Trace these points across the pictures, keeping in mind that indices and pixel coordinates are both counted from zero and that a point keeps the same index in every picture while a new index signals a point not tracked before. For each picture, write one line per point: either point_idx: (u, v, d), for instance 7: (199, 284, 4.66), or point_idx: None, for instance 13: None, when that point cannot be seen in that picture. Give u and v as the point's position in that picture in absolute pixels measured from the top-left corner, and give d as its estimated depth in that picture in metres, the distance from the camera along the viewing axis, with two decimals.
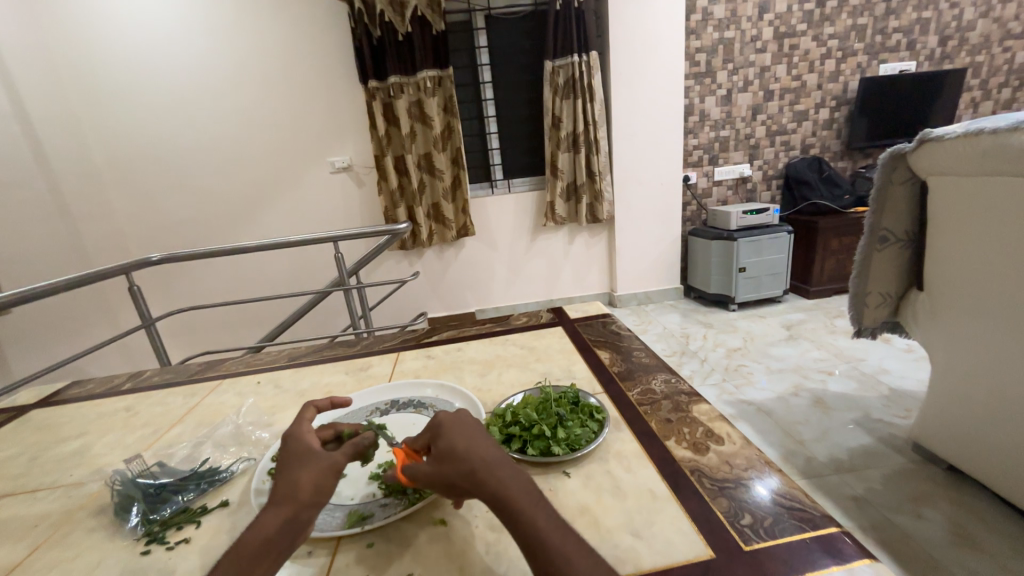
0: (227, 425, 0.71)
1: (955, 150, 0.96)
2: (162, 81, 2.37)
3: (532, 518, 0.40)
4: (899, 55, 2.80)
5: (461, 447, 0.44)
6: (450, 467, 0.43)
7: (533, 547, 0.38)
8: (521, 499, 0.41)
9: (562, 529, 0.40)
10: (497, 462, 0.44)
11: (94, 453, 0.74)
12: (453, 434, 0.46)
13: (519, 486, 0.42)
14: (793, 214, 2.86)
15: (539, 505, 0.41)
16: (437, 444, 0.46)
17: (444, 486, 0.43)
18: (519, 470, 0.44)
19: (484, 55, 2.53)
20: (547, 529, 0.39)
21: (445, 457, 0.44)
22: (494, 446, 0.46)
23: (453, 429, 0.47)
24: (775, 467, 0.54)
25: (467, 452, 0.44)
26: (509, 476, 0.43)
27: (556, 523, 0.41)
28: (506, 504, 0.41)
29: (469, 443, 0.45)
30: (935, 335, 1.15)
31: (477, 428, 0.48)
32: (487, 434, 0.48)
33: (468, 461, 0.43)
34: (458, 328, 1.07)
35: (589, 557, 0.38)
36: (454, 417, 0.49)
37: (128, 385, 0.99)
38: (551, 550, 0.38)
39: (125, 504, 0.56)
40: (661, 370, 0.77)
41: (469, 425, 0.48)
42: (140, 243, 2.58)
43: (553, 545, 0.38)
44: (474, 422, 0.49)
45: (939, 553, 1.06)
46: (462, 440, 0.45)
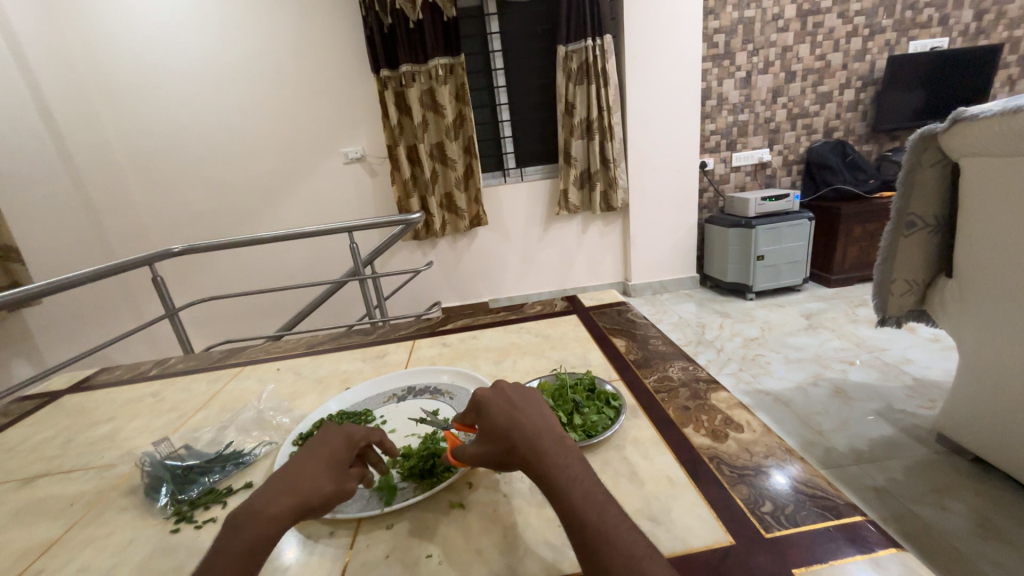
0: (250, 410, 0.73)
1: (991, 131, 0.91)
2: (178, 74, 2.40)
3: (568, 493, 0.40)
4: (930, 32, 2.67)
5: (500, 425, 0.45)
6: (494, 444, 0.45)
7: (571, 520, 0.39)
8: (561, 473, 0.41)
9: (602, 503, 0.40)
10: (537, 436, 0.44)
11: (124, 436, 0.76)
12: (493, 410, 0.47)
13: (556, 460, 0.42)
14: (814, 200, 2.78)
15: (576, 479, 0.41)
16: (480, 422, 0.48)
17: (492, 463, 0.46)
18: (561, 441, 0.44)
19: (496, 42, 2.49)
20: (582, 504, 0.39)
21: (488, 435, 0.46)
22: (538, 418, 0.46)
23: (492, 405, 0.47)
24: (797, 455, 0.53)
25: (506, 430, 0.45)
26: (548, 449, 0.43)
27: (595, 496, 0.40)
28: (544, 479, 0.41)
29: (508, 420, 0.45)
30: (963, 324, 1.11)
31: (519, 399, 0.48)
32: (530, 405, 0.48)
33: (507, 439, 0.44)
34: (471, 316, 1.08)
35: (628, 533, 0.38)
36: (493, 392, 0.49)
37: (155, 372, 1.02)
38: (587, 526, 0.38)
39: (153, 485, 0.58)
40: (678, 357, 0.77)
41: (510, 398, 0.48)
42: (161, 235, 2.64)
43: (590, 521, 0.38)
44: (520, 392, 0.50)
45: (963, 545, 1.04)
46: (501, 417, 0.46)
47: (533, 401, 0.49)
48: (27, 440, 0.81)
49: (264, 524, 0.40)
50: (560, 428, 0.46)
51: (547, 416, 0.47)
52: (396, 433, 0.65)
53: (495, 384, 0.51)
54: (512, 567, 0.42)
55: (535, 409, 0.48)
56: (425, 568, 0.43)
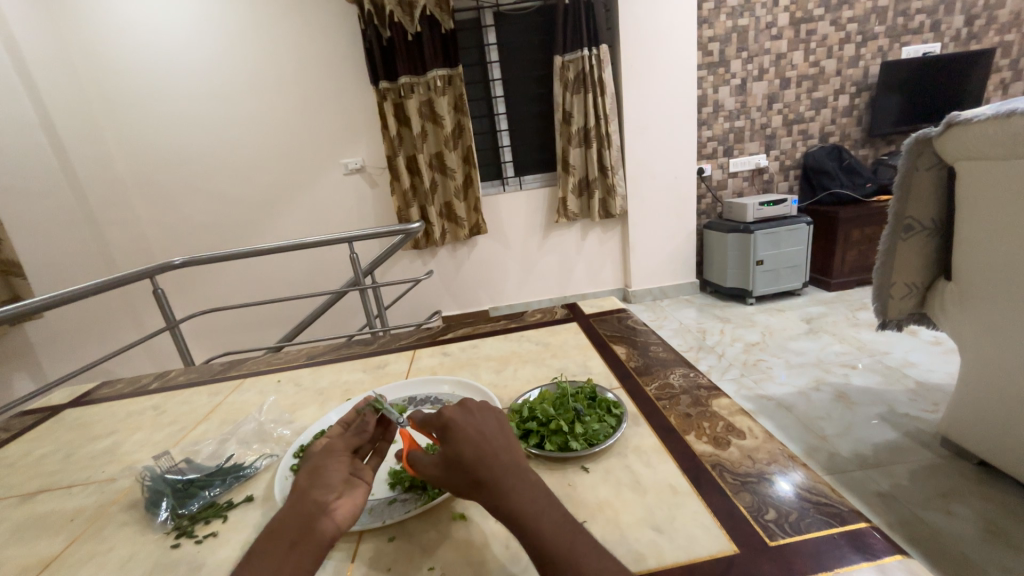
0: (250, 422, 0.73)
1: (984, 135, 0.91)
2: (179, 88, 2.43)
3: (538, 529, 0.40)
4: (922, 37, 2.71)
5: (467, 456, 0.43)
6: (459, 475, 0.43)
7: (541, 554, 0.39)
8: (527, 508, 0.41)
9: (571, 532, 0.40)
10: (503, 470, 0.43)
11: (124, 450, 0.76)
12: (463, 437, 0.45)
13: (525, 496, 0.41)
14: (812, 204, 2.79)
15: (545, 513, 0.41)
16: (444, 447, 0.45)
17: (453, 490, 0.44)
18: (529, 475, 0.43)
19: (494, 53, 2.52)
20: (552, 539, 0.39)
21: (453, 463, 0.44)
22: (506, 450, 0.45)
23: (459, 430, 0.45)
24: (800, 462, 0.53)
25: (474, 461, 0.43)
26: (512, 484, 0.42)
27: (565, 523, 0.41)
28: (512, 515, 0.41)
29: (474, 450, 0.43)
30: (965, 327, 1.10)
31: (486, 426, 0.46)
32: (496, 433, 0.46)
33: (475, 471, 0.42)
34: (471, 325, 1.08)
35: (597, 560, 0.38)
36: (461, 416, 0.46)
37: (156, 385, 1.02)
38: (557, 562, 0.38)
39: (155, 499, 0.58)
40: (679, 364, 0.76)
41: (478, 426, 0.46)
42: (162, 247, 2.65)
43: (559, 554, 0.38)
44: (489, 420, 0.48)
45: (971, 550, 1.03)
46: (468, 447, 0.44)
47: (498, 426, 0.47)
48: (27, 456, 0.81)
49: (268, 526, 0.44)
50: (525, 459, 0.45)
51: (513, 446, 0.46)
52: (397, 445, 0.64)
53: (462, 407, 0.48)
54: None
55: (502, 438, 0.46)
56: None
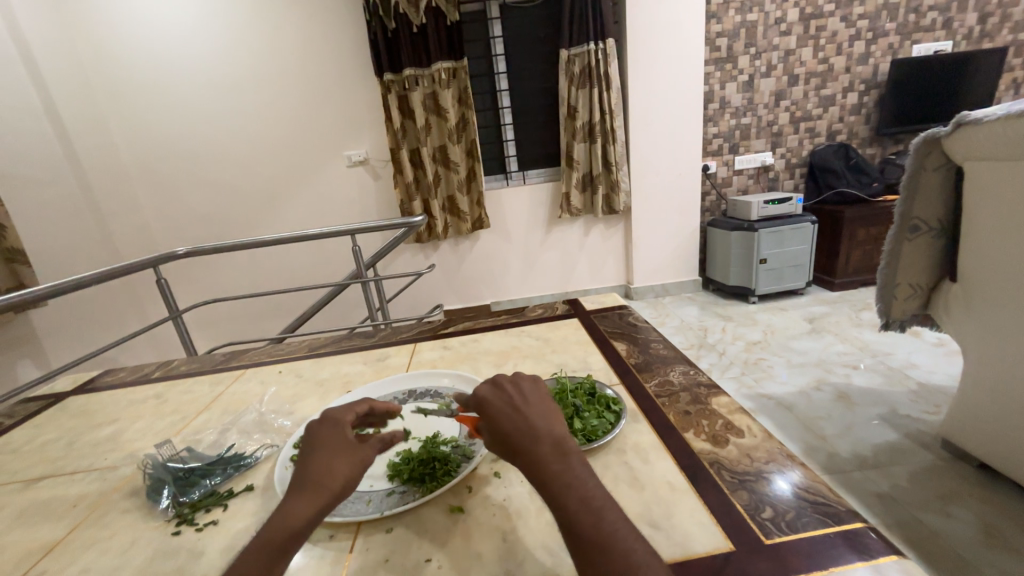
0: (251, 413, 0.73)
1: (993, 135, 0.90)
2: (185, 78, 2.43)
3: (563, 499, 0.40)
4: (934, 35, 2.67)
5: (501, 430, 0.46)
6: (499, 448, 0.46)
7: (566, 523, 0.38)
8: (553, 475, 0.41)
9: (598, 506, 0.39)
10: (532, 443, 0.43)
11: (127, 438, 0.77)
12: (494, 409, 0.47)
13: (552, 468, 0.42)
14: (817, 203, 2.77)
15: (573, 483, 0.40)
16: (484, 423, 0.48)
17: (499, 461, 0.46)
18: (559, 445, 0.44)
19: (499, 45, 2.50)
20: (576, 510, 0.39)
21: (493, 438, 0.47)
22: (537, 420, 0.46)
23: (494, 408, 0.48)
24: (798, 461, 0.53)
25: (507, 434, 0.45)
26: (542, 459, 0.42)
27: (594, 500, 0.39)
28: (541, 484, 0.41)
29: (506, 424, 0.46)
30: (969, 329, 1.10)
31: (522, 401, 0.48)
32: (533, 407, 0.47)
33: (508, 443, 0.45)
34: (472, 319, 1.08)
35: (625, 536, 0.37)
36: (496, 394, 0.49)
37: (159, 373, 1.03)
38: (581, 531, 0.37)
39: (156, 487, 0.59)
40: (679, 361, 0.76)
41: (510, 399, 0.48)
42: (166, 238, 2.66)
43: (582, 523, 0.38)
44: (524, 393, 0.49)
45: (969, 553, 1.03)
46: (503, 421, 0.46)
47: (538, 402, 0.48)
48: (31, 441, 0.82)
49: (287, 521, 0.43)
50: (564, 433, 0.45)
51: (552, 420, 0.46)
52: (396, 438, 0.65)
53: (497, 382, 0.51)
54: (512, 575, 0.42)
55: (540, 411, 0.47)
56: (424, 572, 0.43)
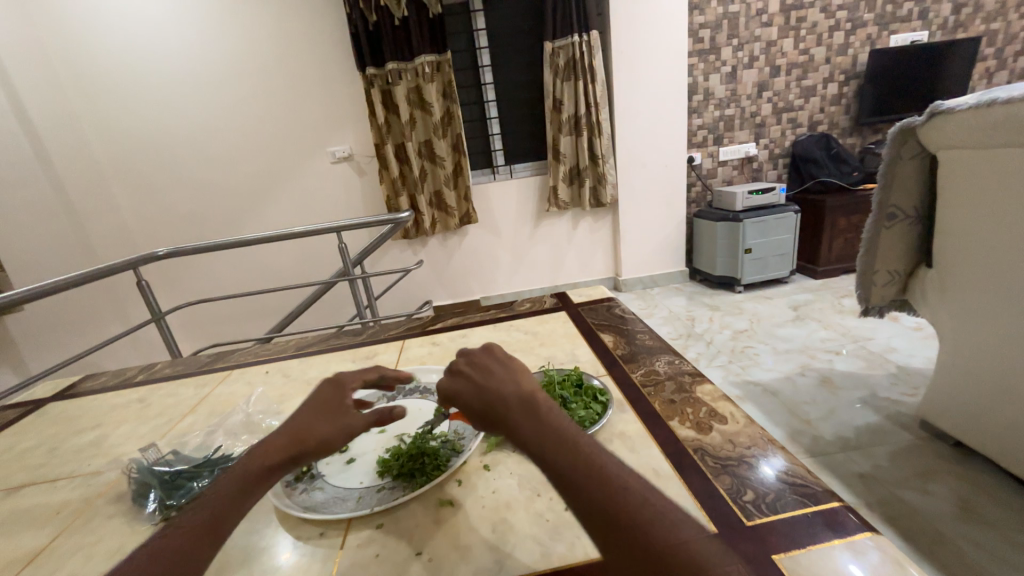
0: (237, 414, 0.73)
1: (965, 124, 0.93)
2: (160, 74, 2.37)
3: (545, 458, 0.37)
4: (911, 25, 2.72)
5: (473, 409, 0.44)
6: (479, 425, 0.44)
7: (559, 481, 0.36)
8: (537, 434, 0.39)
9: (578, 454, 0.36)
10: (503, 411, 0.42)
11: (111, 443, 0.75)
12: (459, 395, 0.46)
13: (525, 431, 0.39)
14: (800, 193, 2.81)
15: (549, 440, 0.38)
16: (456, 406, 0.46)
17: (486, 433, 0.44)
18: (525, 402, 0.42)
19: (483, 38, 2.48)
20: (560, 466, 0.36)
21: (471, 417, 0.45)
22: (506, 386, 0.44)
23: (458, 391, 0.46)
24: (778, 445, 0.54)
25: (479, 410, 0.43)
26: (515, 422, 0.40)
27: (573, 449, 0.37)
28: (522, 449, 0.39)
29: (475, 402, 0.44)
30: (944, 313, 1.13)
31: (483, 374, 0.46)
32: (493, 377, 0.46)
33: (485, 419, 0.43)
34: (461, 314, 1.08)
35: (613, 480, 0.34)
36: (456, 377, 0.47)
37: (142, 377, 1.01)
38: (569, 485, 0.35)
39: (142, 491, 0.58)
40: (664, 351, 0.78)
41: (470, 377, 0.47)
42: (146, 239, 2.60)
43: (567, 476, 0.35)
44: (486, 363, 0.48)
45: (945, 528, 1.07)
46: (471, 400, 0.45)
47: (497, 369, 0.46)
48: (10, 450, 0.80)
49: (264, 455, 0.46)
50: (529, 390, 0.43)
51: (515, 382, 0.44)
52: (386, 433, 0.64)
53: (453, 363, 0.49)
54: (501, 566, 0.42)
55: (501, 378, 0.45)
56: (414, 567, 0.44)
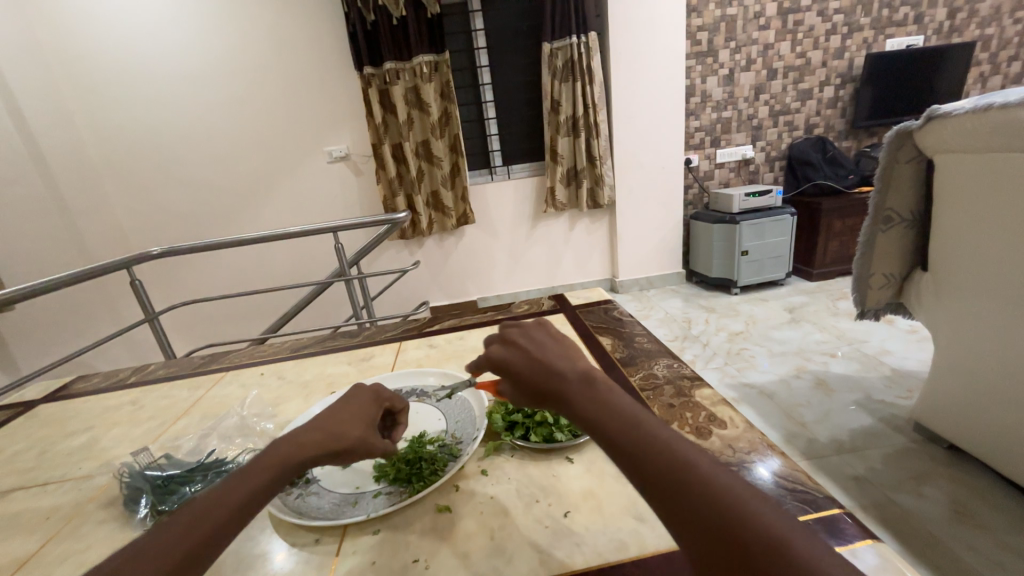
0: (231, 417, 0.72)
1: (963, 128, 0.93)
2: (156, 72, 2.35)
3: (617, 438, 0.34)
4: (906, 30, 2.73)
5: (528, 380, 0.41)
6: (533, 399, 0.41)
7: (632, 461, 0.33)
8: (600, 416, 0.36)
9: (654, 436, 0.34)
10: (566, 387, 0.39)
11: (102, 446, 0.74)
12: (509, 373, 0.43)
13: (592, 409, 0.37)
14: (796, 195, 2.82)
15: (620, 419, 0.35)
16: (507, 376, 0.43)
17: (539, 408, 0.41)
18: (588, 379, 0.39)
19: (482, 39, 2.48)
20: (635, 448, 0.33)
21: (525, 390, 0.42)
22: (560, 363, 0.41)
23: (511, 361, 0.43)
24: (777, 450, 0.54)
25: (534, 382, 0.40)
26: (581, 400, 0.38)
27: (647, 430, 0.34)
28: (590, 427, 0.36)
29: (532, 374, 0.41)
30: (939, 316, 1.14)
31: (537, 347, 0.43)
32: (548, 351, 0.42)
33: (542, 392, 0.40)
34: (458, 316, 1.07)
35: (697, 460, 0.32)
36: (509, 348, 0.44)
37: (134, 379, 0.99)
38: (648, 466, 0.32)
39: (134, 496, 0.57)
40: (663, 355, 0.77)
41: (525, 349, 0.43)
42: (139, 237, 2.58)
43: (646, 457, 0.33)
44: (535, 337, 0.44)
45: (940, 531, 1.07)
46: (526, 370, 0.41)
47: (550, 344, 0.43)
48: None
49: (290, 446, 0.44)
50: (589, 368, 0.40)
51: (572, 360, 0.41)
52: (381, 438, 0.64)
53: (503, 332, 0.46)
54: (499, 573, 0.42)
55: (557, 354, 0.42)
56: (410, 574, 0.43)
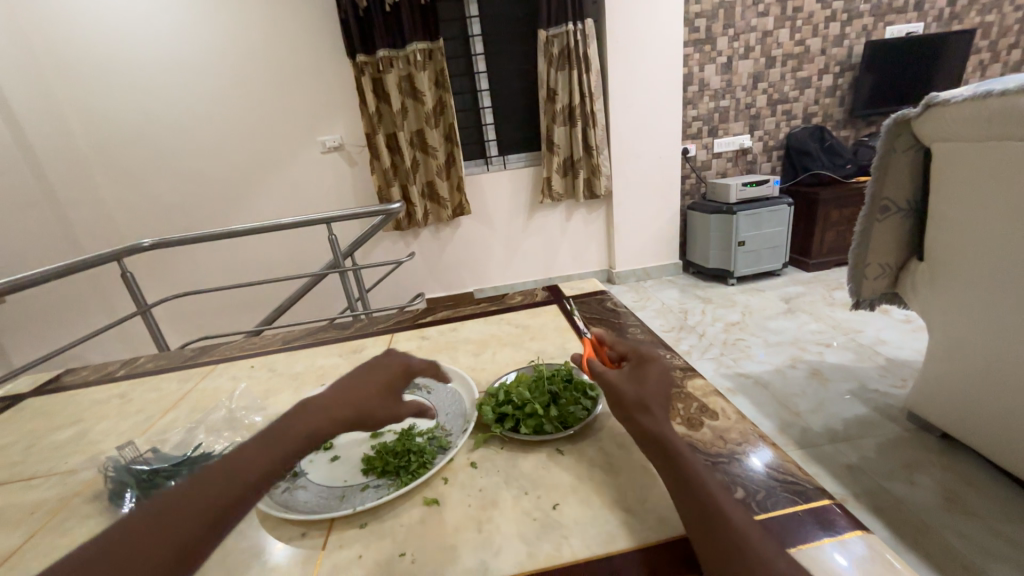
0: (220, 410, 0.71)
1: (961, 115, 0.92)
2: (144, 60, 2.30)
3: (685, 458, 0.43)
4: (906, 17, 2.70)
5: (636, 393, 0.50)
6: (628, 399, 0.50)
7: (686, 478, 0.42)
8: (680, 445, 0.45)
9: (712, 477, 0.42)
10: (661, 415, 0.48)
11: (90, 440, 0.73)
12: (620, 383, 0.52)
13: (673, 434, 0.46)
14: (793, 185, 2.81)
15: (690, 453, 0.44)
16: (616, 379, 0.52)
17: (619, 407, 0.50)
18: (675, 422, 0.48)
19: (476, 26, 2.44)
20: (696, 471, 0.42)
21: (630, 389, 0.51)
22: (663, 402, 0.50)
23: (630, 377, 0.52)
24: (769, 441, 0.53)
25: (638, 397, 0.50)
26: (668, 426, 0.47)
27: (706, 471, 0.43)
28: (662, 440, 0.45)
29: (643, 393, 0.50)
30: (934, 305, 1.13)
31: (656, 380, 0.52)
32: (660, 387, 0.52)
33: (639, 403, 0.49)
34: (452, 307, 1.06)
35: (735, 507, 0.40)
36: (642, 368, 0.54)
37: (125, 371, 0.98)
38: (697, 486, 0.41)
39: (119, 490, 0.56)
40: (656, 345, 0.77)
41: (649, 376, 0.53)
42: (131, 229, 2.55)
43: (698, 480, 0.41)
44: (658, 371, 0.54)
45: (931, 518, 1.08)
46: (637, 388, 0.51)
47: (662, 383, 0.53)
48: None
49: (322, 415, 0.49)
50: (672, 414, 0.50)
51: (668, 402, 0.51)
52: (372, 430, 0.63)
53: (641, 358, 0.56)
54: (486, 566, 0.41)
55: (663, 392, 0.51)
56: (397, 568, 0.42)
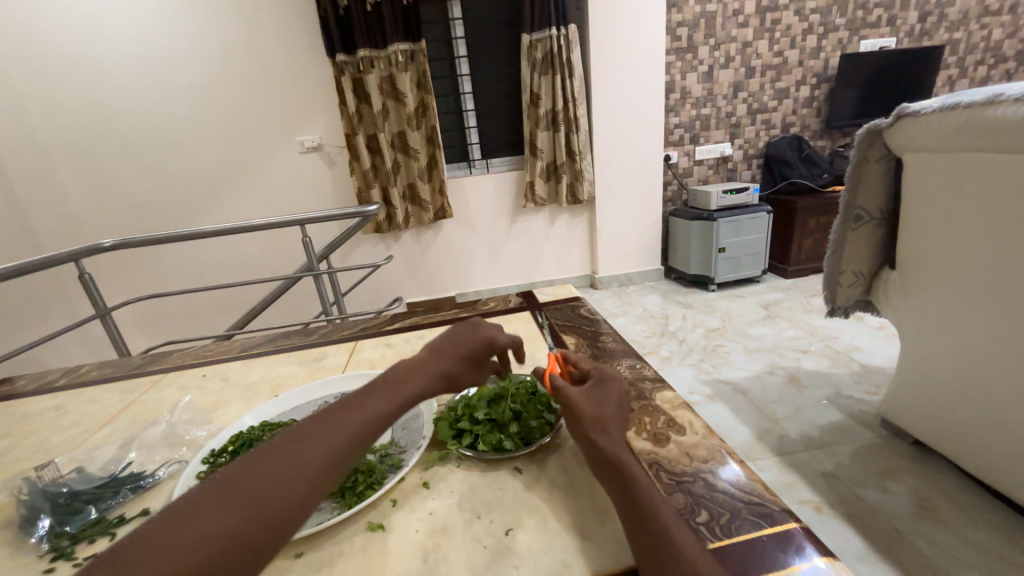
0: (159, 425, 0.66)
1: (930, 126, 0.92)
2: (113, 54, 2.22)
3: (642, 486, 0.41)
4: (880, 32, 2.77)
5: (593, 413, 0.49)
6: (585, 418, 0.49)
7: (642, 509, 0.39)
8: (636, 468, 0.43)
9: (669, 508, 0.40)
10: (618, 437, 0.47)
11: (14, 458, 0.67)
12: (579, 400, 0.50)
13: (630, 460, 0.44)
14: (772, 193, 2.85)
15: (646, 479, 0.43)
16: (575, 396, 0.51)
17: (575, 428, 0.48)
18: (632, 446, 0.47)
19: (459, 28, 2.41)
20: (654, 502, 0.40)
21: (588, 408, 0.49)
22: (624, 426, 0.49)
23: (589, 394, 0.51)
24: (736, 457, 0.51)
25: (594, 418, 0.48)
26: (624, 449, 0.45)
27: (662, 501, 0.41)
28: (618, 465, 0.43)
29: (599, 412, 0.49)
30: (906, 313, 1.14)
31: (614, 400, 0.51)
32: (617, 408, 0.51)
33: (597, 425, 0.48)
34: (423, 313, 1.02)
35: (692, 542, 0.37)
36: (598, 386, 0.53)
37: (66, 381, 0.92)
38: (654, 517, 0.39)
39: (31, 517, 0.51)
40: (627, 355, 0.74)
41: (605, 395, 0.52)
42: (95, 229, 2.43)
43: (656, 513, 0.39)
44: (618, 390, 0.53)
45: (904, 527, 1.08)
46: (593, 407, 0.49)
47: (618, 402, 0.52)
48: None
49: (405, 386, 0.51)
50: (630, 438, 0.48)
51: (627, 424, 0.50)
52: None
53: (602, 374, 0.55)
54: None
55: (621, 413, 0.51)
56: None
